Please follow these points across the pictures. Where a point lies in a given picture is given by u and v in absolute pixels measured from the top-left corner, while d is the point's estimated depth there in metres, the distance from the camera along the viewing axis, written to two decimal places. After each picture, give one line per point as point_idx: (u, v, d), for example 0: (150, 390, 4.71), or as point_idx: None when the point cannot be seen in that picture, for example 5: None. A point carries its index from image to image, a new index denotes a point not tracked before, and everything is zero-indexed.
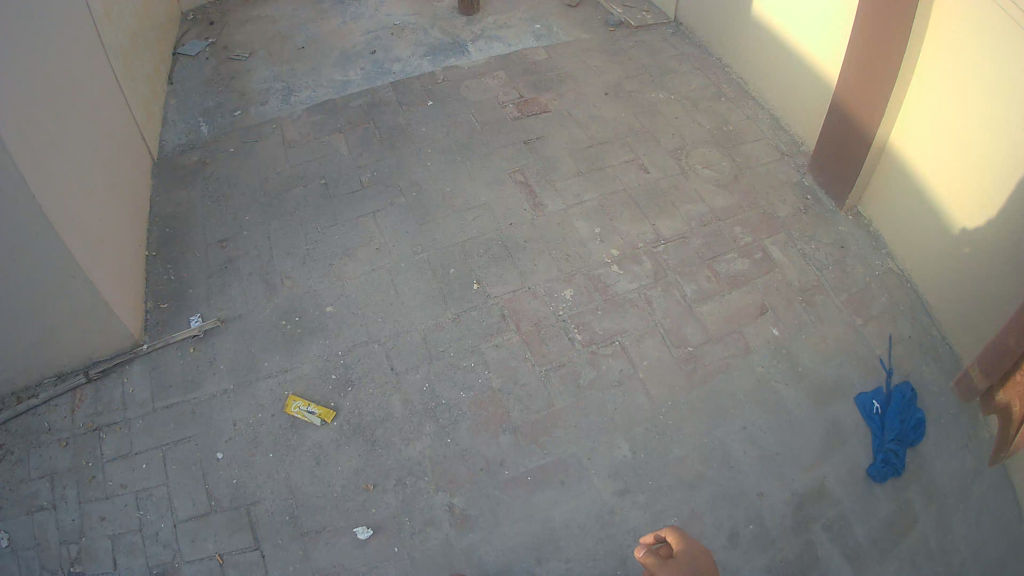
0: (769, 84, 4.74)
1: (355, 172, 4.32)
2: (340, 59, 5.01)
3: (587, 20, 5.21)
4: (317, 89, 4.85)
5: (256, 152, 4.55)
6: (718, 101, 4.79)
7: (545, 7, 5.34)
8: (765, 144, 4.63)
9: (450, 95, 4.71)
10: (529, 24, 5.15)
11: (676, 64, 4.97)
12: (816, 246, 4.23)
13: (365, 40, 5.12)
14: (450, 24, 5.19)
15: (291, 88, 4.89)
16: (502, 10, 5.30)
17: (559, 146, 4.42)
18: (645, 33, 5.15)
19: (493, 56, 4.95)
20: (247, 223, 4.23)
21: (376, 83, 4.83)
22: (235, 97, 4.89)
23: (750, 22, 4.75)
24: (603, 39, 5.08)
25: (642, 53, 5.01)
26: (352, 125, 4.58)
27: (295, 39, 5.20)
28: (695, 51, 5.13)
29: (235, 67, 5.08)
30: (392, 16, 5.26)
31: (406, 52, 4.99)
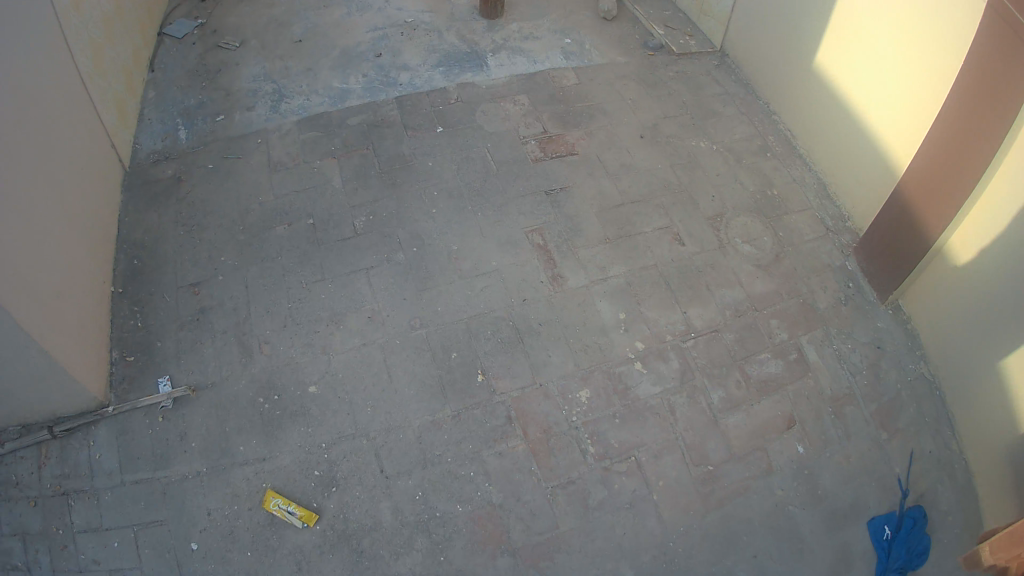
0: (819, 146, 4.22)
1: (348, 214, 3.70)
2: (340, 60, 4.40)
3: (624, 39, 4.63)
4: (310, 94, 4.23)
5: (234, 174, 3.94)
6: (763, 156, 4.28)
7: (577, 17, 4.73)
8: (810, 216, 4.13)
9: (463, 121, 4.07)
10: (560, 39, 4.57)
11: (722, 106, 4.42)
12: (853, 347, 3.72)
13: (371, 42, 4.51)
14: (471, 28, 4.57)
15: (281, 92, 4.27)
16: (530, 17, 4.69)
17: (588, 198, 3.86)
18: (687, 60, 4.59)
19: (517, 74, 4.35)
20: (225, 264, 3.65)
21: (378, 97, 4.19)
22: (219, 95, 4.31)
23: (803, 72, 4.21)
24: (639, 65, 4.50)
25: (683, 87, 4.44)
26: (348, 150, 3.94)
27: (294, 30, 4.60)
28: (739, 90, 4.55)
29: (224, 59, 4.49)
30: (403, 14, 4.65)
31: (416, 60, 4.39)
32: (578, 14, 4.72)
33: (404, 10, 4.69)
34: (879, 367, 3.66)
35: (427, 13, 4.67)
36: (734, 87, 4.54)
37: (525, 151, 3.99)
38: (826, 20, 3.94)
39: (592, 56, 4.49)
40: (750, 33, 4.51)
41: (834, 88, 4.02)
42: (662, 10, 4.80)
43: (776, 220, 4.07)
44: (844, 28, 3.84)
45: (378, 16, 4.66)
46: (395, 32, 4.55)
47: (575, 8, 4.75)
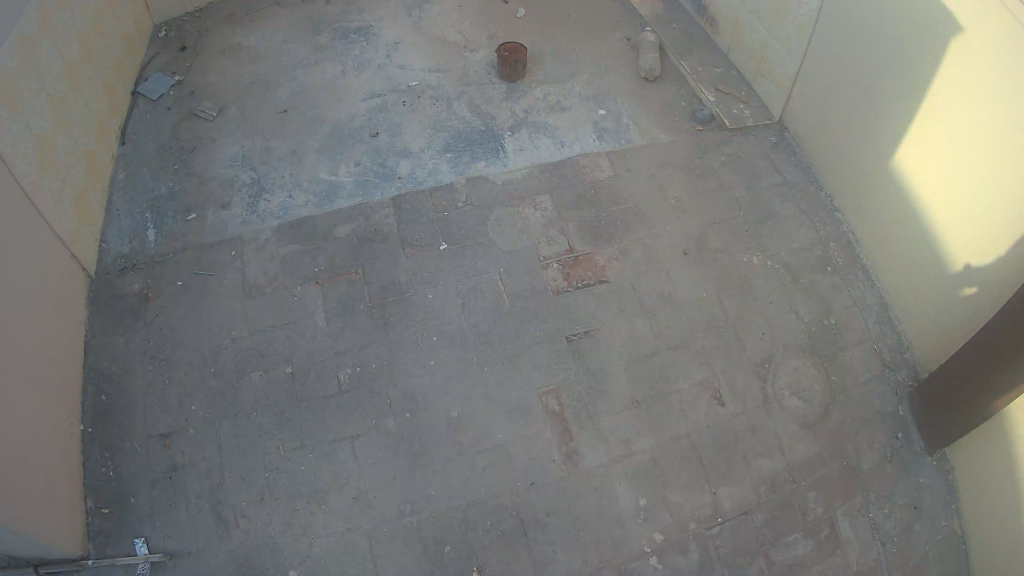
0: (884, 251, 3.45)
1: (331, 362, 3.22)
2: (331, 140, 3.82)
3: (666, 109, 3.90)
4: (293, 188, 3.66)
5: (207, 295, 3.44)
6: (820, 273, 3.50)
7: (612, 78, 4.01)
8: (869, 350, 3.38)
9: (471, 234, 3.43)
10: (593, 112, 3.88)
11: (779, 202, 3.65)
12: (889, 513, 3.12)
13: (364, 114, 3.91)
14: (486, 98, 3.95)
15: (263, 184, 3.70)
16: (559, 80, 4.00)
17: (614, 343, 3.22)
18: (743, 136, 3.82)
19: (538, 163, 3.68)
20: (197, 414, 3.22)
21: (374, 197, 3.59)
22: (191, 184, 3.79)
23: (875, 162, 3.39)
24: (685, 143, 3.78)
25: (736, 178, 3.68)
26: (335, 274, 3.40)
27: (279, 95, 4.05)
28: (802, 177, 3.76)
29: (200, 134, 3.96)
30: (406, 78, 4.04)
31: (419, 144, 3.77)
32: (614, 75, 4.02)
33: (406, 70, 4.07)
34: (912, 531, 3.12)
35: (438, 75, 4.04)
36: (796, 173, 3.76)
37: (546, 278, 3.32)
38: (874, 68, 3.25)
39: (631, 134, 3.79)
40: (813, 113, 3.67)
41: (891, 181, 3.33)
42: (713, 69, 4.03)
43: (833, 361, 3.32)
44: (898, 79, 3.15)
45: (378, 78, 4.05)
46: (395, 103, 3.95)
47: (610, 66, 4.06)
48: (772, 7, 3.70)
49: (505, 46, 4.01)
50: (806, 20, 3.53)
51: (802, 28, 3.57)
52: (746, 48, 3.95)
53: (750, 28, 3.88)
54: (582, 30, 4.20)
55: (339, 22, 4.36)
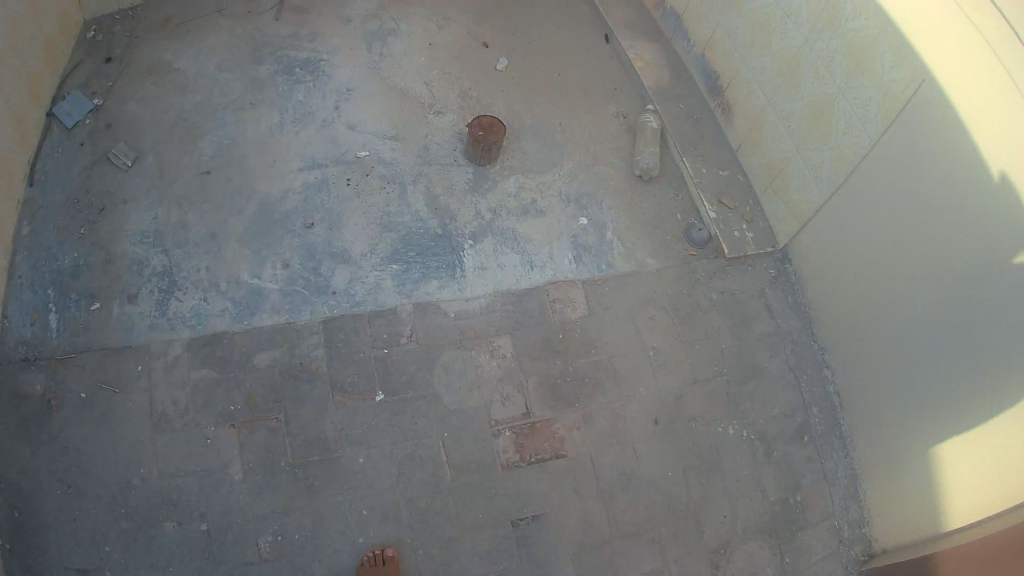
0: (877, 435, 3.00)
1: (251, 528, 2.62)
2: (257, 227, 3.14)
3: (658, 219, 3.51)
4: (208, 289, 2.97)
5: (115, 417, 2.73)
6: (799, 443, 3.13)
7: (606, 170, 3.58)
8: (829, 527, 3.02)
9: (414, 377, 2.89)
10: (575, 220, 3.44)
11: (768, 355, 3.27)
12: None
13: (302, 191, 3.25)
14: (449, 189, 3.40)
15: (173, 278, 2.99)
16: (542, 169, 3.54)
17: (563, 531, 2.76)
18: (739, 266, 3.44)
19: (503, 289, 3.16)
20: (115, 554, 2.56)
21: (300, 316, 2.96)
22: (98, 258, 2.99)
23: (835, 293, 3.17)
24: (675, 269, 3.39)
25: (724, 324, 3.29)
26: (255, 416, 2.76)
27: (203, 146, 3.28)
28: (796, 322, 3.37)
29: (110, 190, 3.14)
30: (356, 149, 3.41)
31: (359, 244, 3.17)
32: (606, 164, 3.60)
33: (358, 137, 3.44)
34: None
35: (393, 148, 3.45)
36: (789, 317, 3.37)
37: (495, 449, 2.83)
38: (808, 170, 3.14)
39: (613, 253, 3.38)
40: (824, 247, 3.18)
41: (837, 318, 3.18)
42: (718, 172, 3.59)
43: (791, 543, 2.94)
44: (829, 175, 3.02)
45: (324, 143, 3.39)
46: (340, 178, 3.31)
47: (602, 153, 3.62)
48: (807, 125, 3.08)
49: (483, 120, 3.40)
50: (851, 152, 2.89)
51: (839, 160, 2.96)
52: (763, 154, 3.44)
53: (773, 132, 3.32)
54: (575, 99, 3.75)
55: (283, 46, 3.61)
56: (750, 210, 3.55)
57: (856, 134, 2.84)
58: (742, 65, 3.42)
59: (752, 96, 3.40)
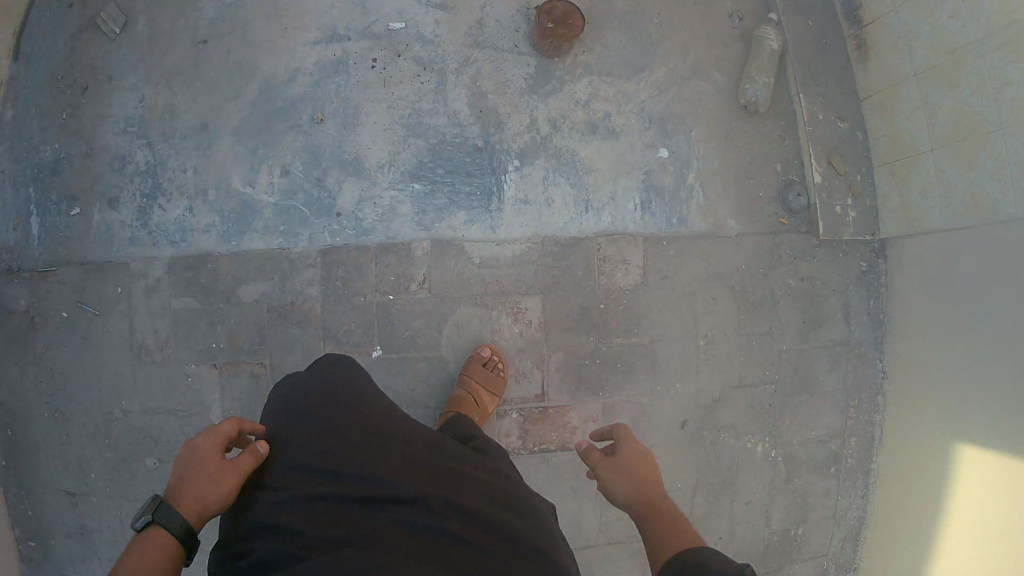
0: (894, 484, 2.83)
1: None
2: (258, 118, 2.61)
3: (753, 170, 2.83)
4: (192, 198, 2.57)
5: (97, 341, 2.54)
6: (823, 475, 2.90)
7: (701, 89, 2.82)
8: (817, 566, 2.92)
9: (420, 341, 2.50)
10: (652, 150, 2.73)
11: (828, 370, 2.88)
12: None
13: (315, 72, 2.64)
14: (502, 86, 2.68)
15: (158, 182, 2.59)
16: (623, 77, 2.77)
17: None
18: (829, 249, 2.89)
19: (543, 236, 2.58)
20: (100, 485, 2.53)
21: (295, 244, 2.51)
22: (78, 150, 2.62)
23: (907, 330, 2.84)
24: (755, 242, 2.80)
25: (793, 322, 2.83)
26: (234, 360, 2.49)
27: (201, 7, 2.67)
28: (869, 334, 2.94)
29: (95, 63, 2.65)
30: (387, 17, 2.69)
31: (377, 151, 2.59)
32: (701, 82, 2.82)
33: (396, 2, 2.69)
34: None
35: (436, 19, 2.70)
36: (864, 326, 2.94)
37: (497, 431, 2.53)
38: (920, 191, 2.68)
39: (687, 207, 2.73)
40: (918, 279, 2.78)
41: (897, 354, 2.89)
42: (835, 123, 2.88)
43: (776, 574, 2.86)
44: (939, 206, 2.60)
45: (349, 6, 2.68)
46: (361, 57, 2.66)
47: (703, 66, 2.83)
48: (952, 136, 2.50)
49: (557, 8, 2.59)
50: (991, 204, 2.38)
51: (972, 198, 2.45)
52: (890, 125, 2.80)
53: (909, 111, 2.68)
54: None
55: None
56: (860, 180, 2.90)
57: (1003, 189, 2.33)
58: (893, 16, 2.66)
59: (897, 61, 2.69)
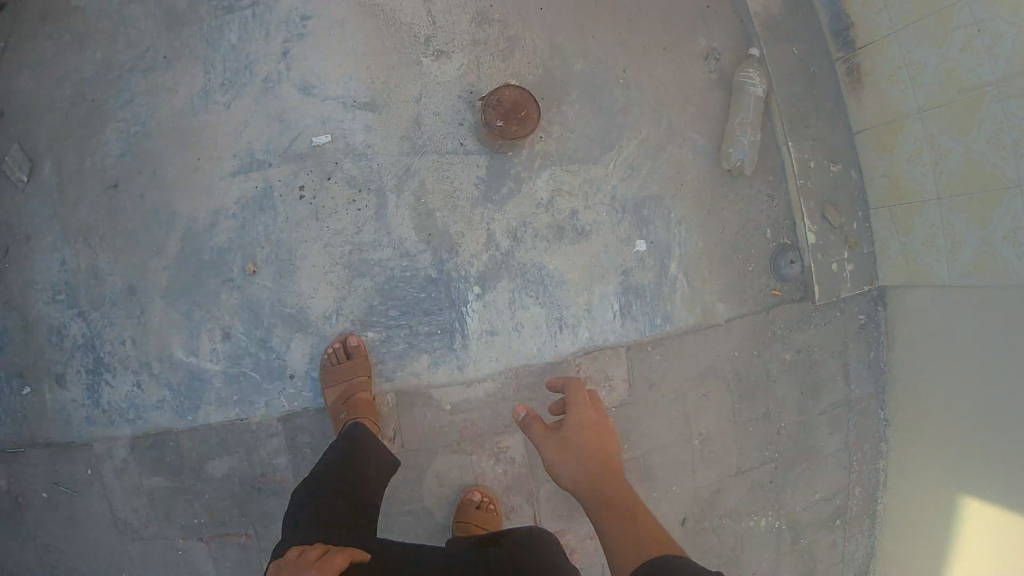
0: (905, 521, 2.69)
1: None
2: (190, 275, 2.43)
3: (742, 241, 2.60)
4: (139, 371, 2.45)
5: (80, 518, 2.53)
6: (826, 530, 2.79)
7: (674, 160, 2.56)
8: None
9: (400, 494, 2.43)
10: (628, 246, 2.52)
11: (829, 432, 2.72)
12: None
13: (238, 211, 2.40)
14: (451, 197, 2.42)
15: (99, 356, 2.45)
16: (588, 161, 2.50)
17: None
18: (826, 312, 2.66)
19: (517, 366, 2.47)
20: None
21: (253, 413, 2.46)
22: (15, 322, 2.45)
23: (913, 375, 2.60)
24: (746, 326, 2.61)
25: (791, 396, 2.66)
26: (220, 533, 2.49)
27: (105, 140, 2.40)
28: (869, 386, 2.73)
29: (7, 219, 2.43)
30: (309, 131, 2.38)
31: (323, 299, 2.42)
32: (679, 147, 2.55)
33: (318, 109, 2.38)
34: None
35: (365, 122, 2.39)
36: (863, 380, 2.72)
37: None
38: (931, 234, 2.34)
39: (670, 301, 2.56)
40: (927, 324, 2.49)
41: (904, 395, 2.66)
42: (828, 167, 2.59)
43: None
44: (954, 252, 2.26)
45: (265, 119, 2.38)
46: (287, 186, 2.39)
47: (677, 129, 2.56)
48: (963, 190, 2.19)
49: (501, 100, 2.27)
50: (1015, 265, 2.07)
51: (986, 257, 2.16)
52: (891, 163, 2.49)
53: (913, 152, 2.35)
54: (646, 26, 2.54)
55: None
56: (857, 229, 2.61)
57: None
58: (893, 42, 2.31)
59: (902, 95, 2.33)
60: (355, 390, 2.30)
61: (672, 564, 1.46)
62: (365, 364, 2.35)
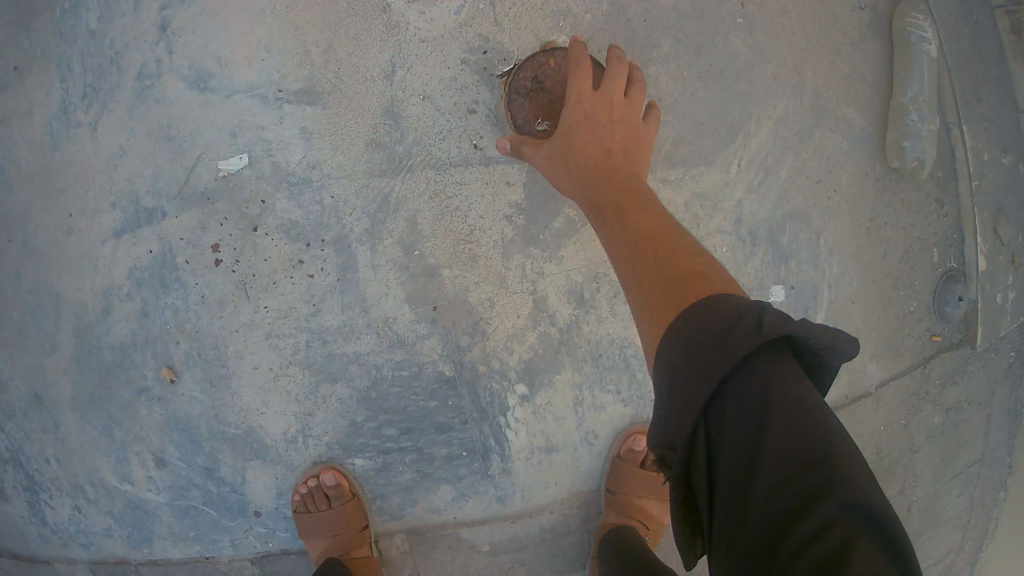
0: None
1: None
2: (116, 366, 1.70)
3: (905, 273, 1.90)
4: (75, 494, 1.78)
5: None
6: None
7: (813, 152, 1.80)
8: None
9: None
10: (760, 296, 1.83)
11: (957, 492, 2.07)
12: None
13: (133, 292, 1.67)
14: (466, 246, 1.66)
15: (30, 474, 1.78)
16: (694, 165, 1.75)
17: None
18: (984, 355, 2.01)
19: (589, 484, 1.79)
20: None
21: (219, 550, 1.81)
22: None
23: None
24: (899, 393, 1.96)
25: (925, 466, 2.02)
26: None
27: None
28: (1003, 434, 2.09)
29: None
30: (210, 154, 1.62)
31: (265, 407, 1.70)
32: (829, 133, 1.81)
33: (218, 113, 1.62)
34: None
35: (301, 126, 1.62)
36: (999, 427, 2.08)
37: None
38: None
39: None
40: None
41: None
42: (1000, 157, 1.90)
43: None
44: None
45: (144, 139, 1.63)
46: (195, 248, 1.65)
47: (826, 101, 1.80)
48: None
49: (545, 84, 1.52)
50: None
51: None
52: None
53: None
54: None
55: None
56: None
57: None
58: None
59: None
60: (343, 550, 1.72)
61: (691, 319, 0.91)
62: (359, 510, 1.74)
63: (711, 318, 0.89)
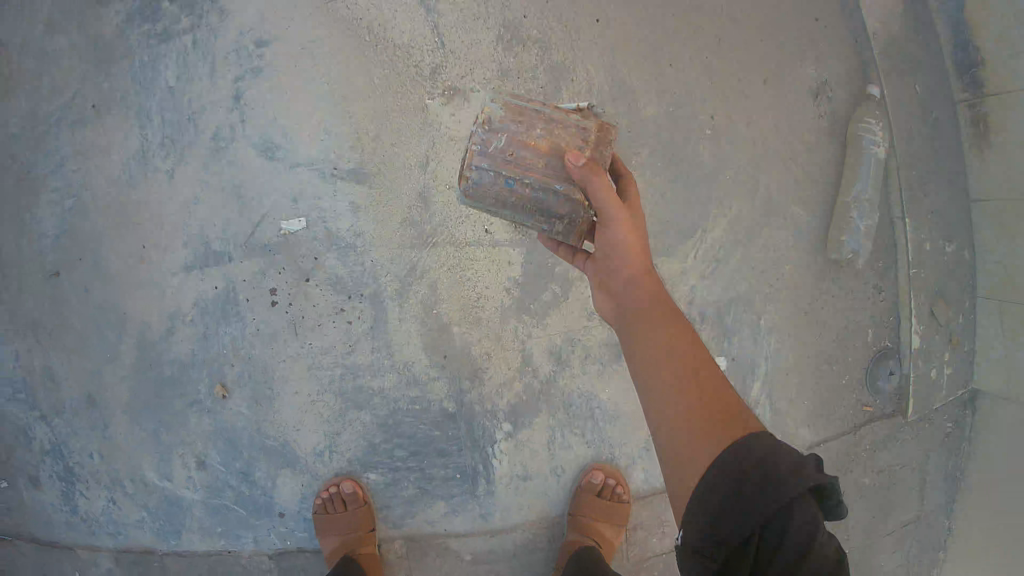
0: None
1: None
2: (166, 384, 2.10)
3: (838, 352, 2.29)
4: (111, 487, 2.15)
5: None
6: None
7: (762, 245, 2.21)
8: None
9: None
10: None
11: (888, 547, 2.39)
12: None
13: (196, 319, 2.07)
14: (474, 309, 2.06)
15: (70, 466, 2.14)
16: (660, 252, 2.16)
17: None
18: (919, 425, 2.35)
19: (556, 509, 2.17)
20: None
21: (240, 546, 2.17)
22: None
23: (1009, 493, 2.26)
24: (838, 450, 2.32)
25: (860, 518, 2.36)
26: None
27: (40, 221, 2.06)
28: (939, 498, 2.40)
29: None
30: (273, 216, 2.04)
31: (301, 425, 2.09)
32: (780, 228, 2.21)
33: (282, 181, 2.03)
34: None
35: (350, 200, 2.03)
36: (936, 492, 2.39)
37: None
38: None
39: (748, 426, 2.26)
40: None
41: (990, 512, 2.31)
42: (942, 248, 2.26)
43: None
44: None
45: (218, 193, 2.04)
46: (257, 289, 2.05)
47: (779, 200, 2.21)
48: None
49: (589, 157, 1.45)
50: None
51: None
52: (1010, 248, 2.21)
53: None
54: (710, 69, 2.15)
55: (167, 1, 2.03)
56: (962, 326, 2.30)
57: None
58: None
59: None
60: (353, 547, 2.06)
61: (759, 463, 1.07)
62: (369, 516, 2.10)
63: (780, 464, 1.07)
